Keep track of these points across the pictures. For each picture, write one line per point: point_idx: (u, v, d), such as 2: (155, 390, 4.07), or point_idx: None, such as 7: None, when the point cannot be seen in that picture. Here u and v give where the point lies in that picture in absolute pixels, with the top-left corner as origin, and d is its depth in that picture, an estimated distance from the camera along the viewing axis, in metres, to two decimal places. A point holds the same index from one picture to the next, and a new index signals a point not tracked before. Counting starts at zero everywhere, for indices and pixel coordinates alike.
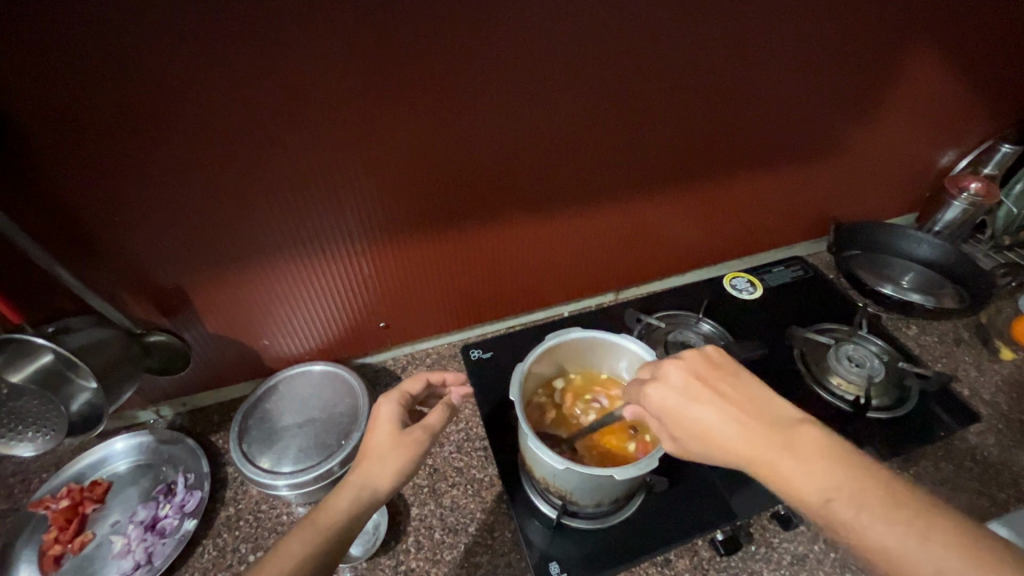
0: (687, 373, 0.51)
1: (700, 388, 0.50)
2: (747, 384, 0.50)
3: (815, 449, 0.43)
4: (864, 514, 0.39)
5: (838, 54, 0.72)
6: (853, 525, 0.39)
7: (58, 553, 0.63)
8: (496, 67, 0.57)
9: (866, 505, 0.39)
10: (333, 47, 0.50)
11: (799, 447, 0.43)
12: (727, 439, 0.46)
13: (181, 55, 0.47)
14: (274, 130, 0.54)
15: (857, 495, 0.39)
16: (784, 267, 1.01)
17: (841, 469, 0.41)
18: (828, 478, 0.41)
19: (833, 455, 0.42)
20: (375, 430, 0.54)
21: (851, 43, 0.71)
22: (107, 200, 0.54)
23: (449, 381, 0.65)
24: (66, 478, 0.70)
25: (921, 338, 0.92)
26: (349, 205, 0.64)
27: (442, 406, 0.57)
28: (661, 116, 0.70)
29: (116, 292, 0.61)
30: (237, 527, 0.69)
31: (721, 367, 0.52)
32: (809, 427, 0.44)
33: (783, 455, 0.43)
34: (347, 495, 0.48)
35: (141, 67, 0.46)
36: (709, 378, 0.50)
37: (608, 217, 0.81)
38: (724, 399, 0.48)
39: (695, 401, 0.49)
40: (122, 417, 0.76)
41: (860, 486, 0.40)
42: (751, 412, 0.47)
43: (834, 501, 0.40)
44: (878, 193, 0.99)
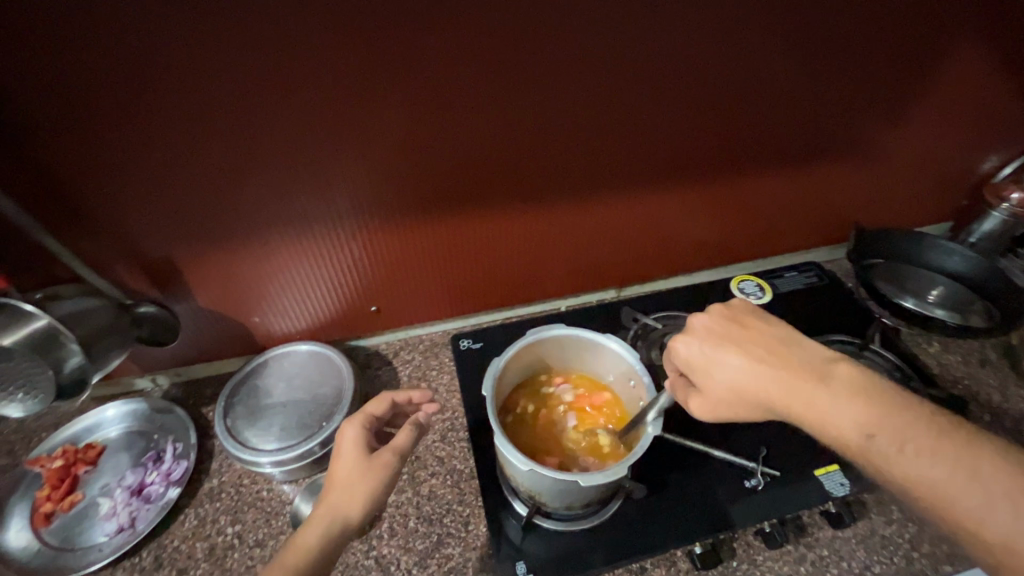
0: (714, 323, 0.53)
1: (727, 337, 0.52)
2: (775, 329, 0.52)
3: (850, 387, 0.46)
4: (909, 449, 0.43)
5: (866, 50, 0.66)
6: (896, 459, 0.43)
7: (48, 510, 0.66)
8: (491, 53, 0.54)
9: (910, 441, 0.43)
10: (315, 28, 0.49)
11: (835, 385, 0.46)
12: (760, 382, 0.48)
13: (157, 31, 0.46)
14: (257, 111, 0.53)
15: (899, 431, 0.43)
16: (798, 273, 0.97)
17: (877, 404, 0.45)
18: (869, 415, 0.44)
19: (868, 391, 0.45)
20: (340, 458, 0.52)
21: (882, 38, 0.66)
22: (92, 176, 0.54)
23: (415, 400, 0.61)
24: (62, 439, 0.72)
25: (942, 357, 0.86)
26: (337, 190, 0.63)
27: (409, 426, 0.55)
28: (669, 111, 0.66)
29: (108, 264, 0.63)
30: (219, 499, 0.70)
31: (748, 317, 0.54)
32: (841, 366, 0.48)
33: (819, 393, 0.46)
34: (317, 528, 0.47)
35: (118, 43, 0.45)
36: (732, 328, 0.53)
37: (611, 212, 0.78)
38: (749, 347, 0.50)
39: (725, 348, 0.51)
40: (120, 383, 0.78)
41: (900, 422, 0.44)
42: (783, 355, 0.49)
43: (877, 437, 0.44)
44: (908, 199, 0.93)
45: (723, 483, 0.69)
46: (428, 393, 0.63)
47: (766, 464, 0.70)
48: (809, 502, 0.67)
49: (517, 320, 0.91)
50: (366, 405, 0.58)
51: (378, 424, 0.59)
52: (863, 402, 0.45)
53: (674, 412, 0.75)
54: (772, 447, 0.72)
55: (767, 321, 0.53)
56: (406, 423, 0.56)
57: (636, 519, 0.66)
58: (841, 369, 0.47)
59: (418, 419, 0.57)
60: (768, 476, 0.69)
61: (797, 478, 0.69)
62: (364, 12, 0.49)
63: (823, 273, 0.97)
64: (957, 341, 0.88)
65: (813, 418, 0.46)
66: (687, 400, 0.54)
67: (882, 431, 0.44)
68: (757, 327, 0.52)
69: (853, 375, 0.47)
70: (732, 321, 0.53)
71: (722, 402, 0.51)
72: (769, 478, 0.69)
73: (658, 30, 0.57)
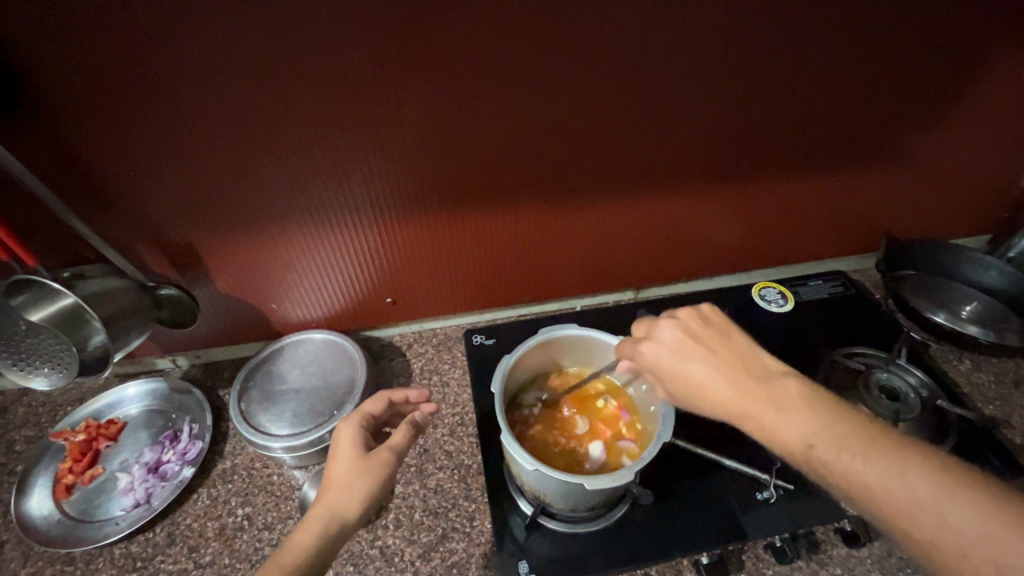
0: (680, 331, 0.52)
1: (689, 346, 0.50)
2: (736, 341, 0.51)
3: (797, 399, 0.44)
4: (847, 455, 0.40)
5: (903, 52, 0.63)
6: (837, 467, 0.40)
7: (70, 483, 0.68)
8: (511, 47, 0.54)
9: (848, 450, 0.40)
10: (335, 20, 0.48)
11: (782, 400, 0.44)
12: (715, 394, 0.47)
13: (176, 18, 0.46)
14: (277, 101, 0.53)
15: (839, 439, 0.41)
16: (823, 282, 0.94)
17: (819, 414, 0.43)
18: (810, 426, 0.42)
19: (812, 404, 0.44)
20: (338, 456, 0.53)
21: (921, 40, 0.62)
22: (118, 161, 0.56)
23: (411, 399, 0.62)
24: (85, 414, 0.75)
25: (973, 375, 0.83)
26: (355, 181, 0.63)
27: (407, 425, 0.56)
28: (693, 111, 0.64)
29: (132, 246, 0.64)
30: (231, 481, 0.72)
31: (715, 325, 0.52)
32: (792, 381, 0.46)
33: (765, 408, 0.45)
34: (313, 528, 0.47)
35: (143, 32, 0.46)
36: (700, 335, 0.51)
37: (631, 213, 0.77)
38: (711, 356, 0.49)
39: (690, 356, 0.50)
40: (141, 362, 0.80)
41: (842, 431, 0.41)
42: (740, 366, 0.48)
43: (816, 446, 0.41)
44: (945, 208, 0.89)
45: (733, 493, 0.67)
46: (425, 393, 0.63)
47: (780, 476, 0.68)
48: (822, 518, 0.65)
49: (531, 318, 0.90)
50: (362, 403, 0.59)
51: (374, 424, 0.59)
52: (804, 415, 0.43)
53: (687, 419, 0.73)
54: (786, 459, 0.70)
55: (730, 333, 0.51)
56: (403, 422, 0.57)
57: (643, 526, 0.65)
58: (792, 384, 0.46)
59: (415, 417, 0.58)
60: (781, 489, 0.67)
61: (811, 493, 0.67)
62: (377, 2, 0.48)
63: (850, 283, 0.94)
64: (990, 359, 0.84)
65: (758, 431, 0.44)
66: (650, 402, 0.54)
67: (821, 439, 0.41)
68: (720, 337, 0.51)
69: (802, 389, 0.45)
70: (697, 330, 0.52)
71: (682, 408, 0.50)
72: (782, 491, 0.67)
73: (680, 27, 0.55)
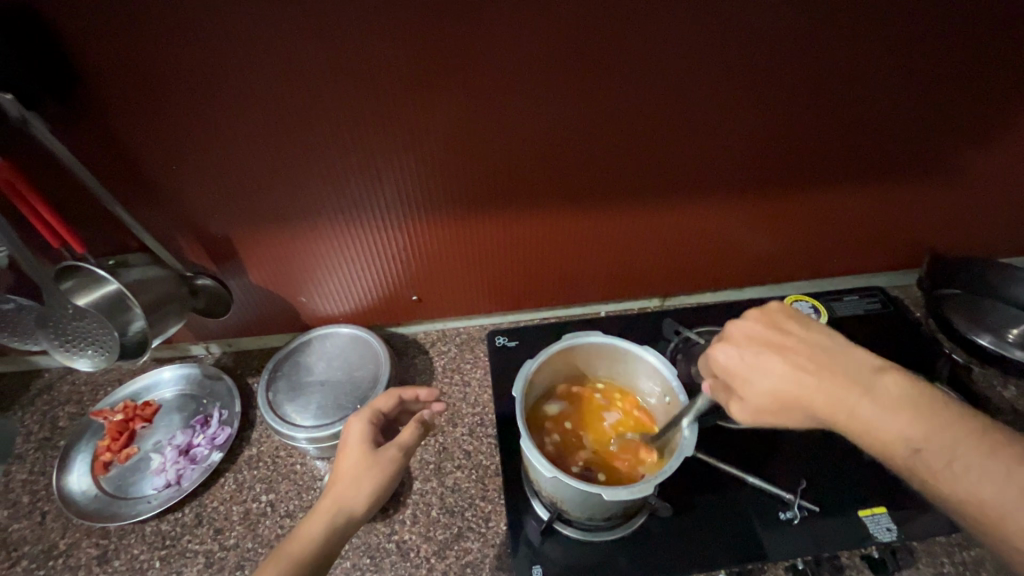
0: (752, 331, 0.50)
1: (768, 342, 0.49)
2: (818, 331, 0.49)
3: (899, 395, 0.44)
4: (957, 463, 0.41)
5: (949, 62, 0.60)
6: (944, 476, 0.41)
7: (107, 460, 0.71)
8: (545, 54, 0.54)
9: (960, 456, 0.41)
10: (372, 27, 0.49)
11: (881, 396, 0.44)
12: (804, 391, 0.46)
13: (211, 19, 0.47)
14: (313, 103, 0.55)
15: (949, 445, 0.41)
16: (859, 297, 0.91)
17: (924, 413, 0.43)
18: (916, 428, 0.42)
19: (915, 402, 0.43)
20: (346, 453, 0.54)
21: (969, 49, 0.59)
22: (161, 157, 0.58)
23: (422, 398, 0.62)
24: (123, 395, 0.78)
25: (1019, 403, 0.79)
26: (386, 182, 0.64)
27: (416, 424, 0.56)
28: (727, 122, 0.63)
29: (172, 237, 0.67)
30: (257, 468, 0.74)
31: (789, 321, 0.50)
32: (890, 375, 0.45)
33: (864, 402, 0.44)
34: (321, 521, 0.48)
35: (190, 36, 0.48)
36: (775, 332, 0.50)
37: (659, 220, 0.76)
38: (792, 353, 0.48)
39: (767, 355, 0.48)
40: (176, 348, 0.84)
41: (952, 434, 0.42)
42: (827, 361, 0.46)
43: (925, 452, 0.42)
44: (995, 226, 0.85)
45: (754, 511, 0.66)
46: (435, 391, 0.63)
47: (804, 497, 0.67)
48: (848, 542, 0.63)
49: (555, 322, 0.90)
50: (373, 399, 0.59)
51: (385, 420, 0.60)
52: (908, 416, 0.43)
53: (709, 432, 0.72)
54: (812, 479, 0.68)
55: (810, 325, 0.50)
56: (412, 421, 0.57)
57: (660, 538, 0.64)
58: (891, 376, 0.45)
59: (423, 416, 0.58)
60: (805, 510, 0.65)
61: (838, 516, 0.65)
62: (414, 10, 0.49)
63: (888, 300, 0.90)
64: None
65: (858, 430, 0.44)
66: (729, 409, 0.50)
67: (928, 444, 0.42)
68: (798, 331, 0.49)
69: (902, 383, 0.44)
70: (773, 325, 0.50)
71: (767, 412, 0.48)
72: (806, 512, 0.65)
73: (711, 32, 0.54)
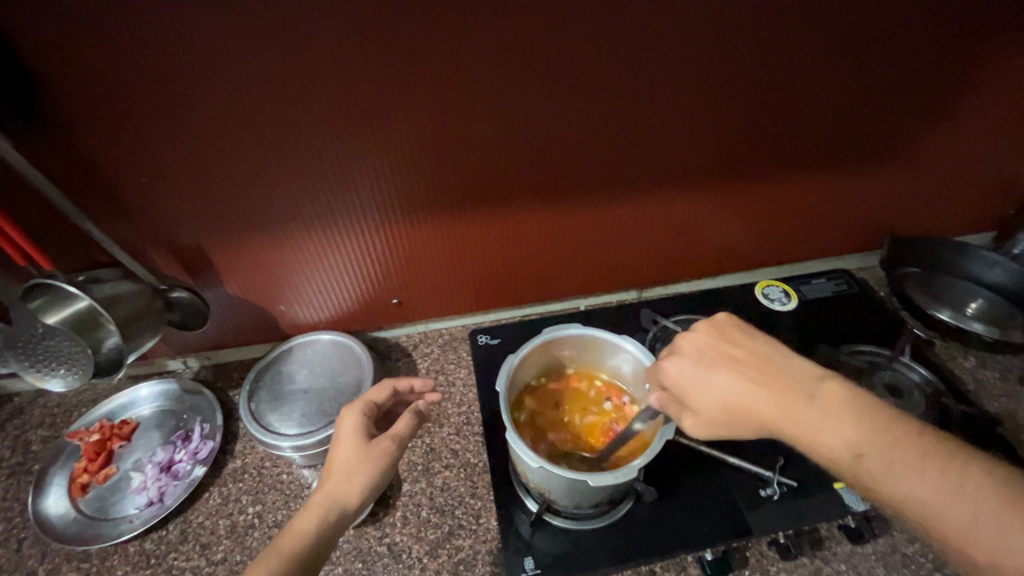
0: (703, 343, 0.50)
1: (713, 350, 0.49)
2: (765, 343, 0.49)
3: (839, 401, 0.43)
4: (896, 466, 0.39)
5: (892, 52, 0.63)
6: (886, 478, 0.39)
7: (85, 481, 0.70)
8: (510, 55, 0.55)
9: (899, 459, 0.39)
10: (337, 34, 0.50)
11: (824, 403, 0.43)
12: (747, 398, 0.45)
13: (175, 30, 0.47)
14: (282, 111, 0.55)
15: (887, 448, 0.40)
16: (826, 279, 0.94)
17: (864, 417, 0.42)
18: (858, 432, 0.41)
19: (855, 406, 0.42)
20: (340, 445, 0.54)
21: (909, 40, 0.63)
22: (129, 171, 0.57)
23: (417, 388, 0.65)
24: (100, 414, 0.77)
25: (979, 372, 0.83)
26: (361, 186, 0.64)
27: (410, 415, 0.57)
28: (690, 116, 0.65)
29: (145, 251, 0.66)
30: (242, 480, 0.73)
31: (738, 333, 0.50)
32: (832, 382, 0.44)
33: (810, 412, 0.43)
34: (314, 514, 0.48)
35: (158, 52, 0.48)
36: (724, 344, 0.49)
37: (632, 213, 0.77)
38: (739, 365, 0.47)
39: (718, 367, 0.48)
40: (152, 364, 0.82)
41: (891, 439, 0.40)
42: (773, 372, 0.46)
43: (865, 456, 0.40)
44: (947, 207, 0.89)
45: (736, 491, 0.68)
46: (430, 382, 0.65)
47: (783, 474, 0.69)
48: (827, 515, 0.65)
49: (536, 318, 0.91)
50: (366, 392, 0.60)
51: (378, 412, 0.60)
52: (851, 419, 0.42)
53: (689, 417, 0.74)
54: (790, 456, 0.71)
55: (757, 335, 0.50)
56: (407, 411, 0.59)
57: (647, 522, 0.65)
58: (833, 385, 0.44)
59: (417, 407, 0.59)
60: (785, 486, 0.67)
61: (816, 490, 0.67)
62: (379, 17, 0.50)
63: (854, 281, 0.94)
64: (995, 356, 0.85)
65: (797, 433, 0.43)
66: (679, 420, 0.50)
67: (869, 448, 0.40)
68: (745, 342, 0.49)
69: (843, 390, 0.44)
70: (722, 334, 0.50)
71: (716, 425, 0.47)
72: (785, 488, 0.67)
73: (669, 29, 0.56)
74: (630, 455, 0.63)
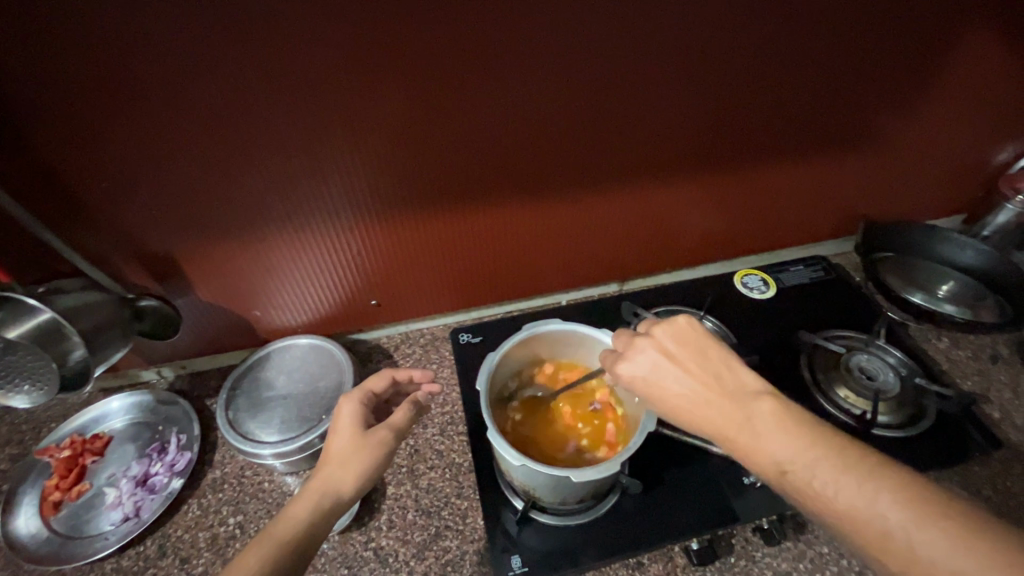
0: (658, 351, 0.52)
1: (666, 363, 0.50)
2: (716, 355, 0.50)
3: (771, 419, 0.43)
4: (819, 481, 0.38)
5: (857, 40, 0.64)
6: (807, 491, 0.39)
7: (57, 499, 0.67)
8: (479, 49, 0.54)
9: (821, 475, 0.38)
10: (300, 30, 0.49)
11: (757, 420, 0.43)
12: (691, 412, 0.47)
13: (125, 29, 0.45)
14: (247, 112, 0.53)
15: (810, 463, 0.39)
16: (803, 267, 0.96)
17: (792, 434, 0.41)
18: (783, 448, 0.41)
19: (785, 423, 0.42)
20: (337, 434, 0.53)
21: (875, 28, 0.63)
22: (89, 177, 0.55)
23: (416, 379, 0.65)
24: (70, 430, 0.74)
25: (952, 352, 0.85)
26: (332, 187, 0.63)
27: (408, 405, 0.57)
28: (663, 107, 0.65)
29: (110, 259, 0.64)
30: (221, 490, 0.71)
31: (693, 342, 0.51)
32: (768, 399, 0.44)
33: (741, 429, 0.43)
34: (307, 502, 0.46)
35: (112, 53, 0.46)
36: (676, 352, 0.51)
37: (610, 206, 0.77)
38: (687, 376, 0.49)
39: (668, 377, 0.50)
40: (125, 376, 0.80)
41: (817, 455, 0.39)
42: (716, 387, 0.47)
43: (790, 472, 0.40)
44: (918, 191, 0.91)
45: (720, 479, 0.68)
46: (429, 374, 0.66)
47: None
48: None
49: (518, 314, 0.91)
50: (365, 381, 0.60)
51: (376, 402, 0.61)
52: (781, 435, 0.41)
53: None
54: None
55: (711, 345, 0.50)
56: (405, 403, 0.59)
57: (633, 514, 0.66)
58: (767, 403, 0.44)
59: (417, 398, 0.60)
60: None
61: None
62: (343, 12, 0.48)
63: (830, 267, 0.95)
64: (967, 336, 0.87)
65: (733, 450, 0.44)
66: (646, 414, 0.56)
67: (794, 464, 0.40)
68: (697, 352, 0.50)
69: (777, 407, 0.43)
70: (676, 343, 0.51)
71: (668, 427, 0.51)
72: None
73: (637, 18, 0.55)
74: (578, 465, 0.64)
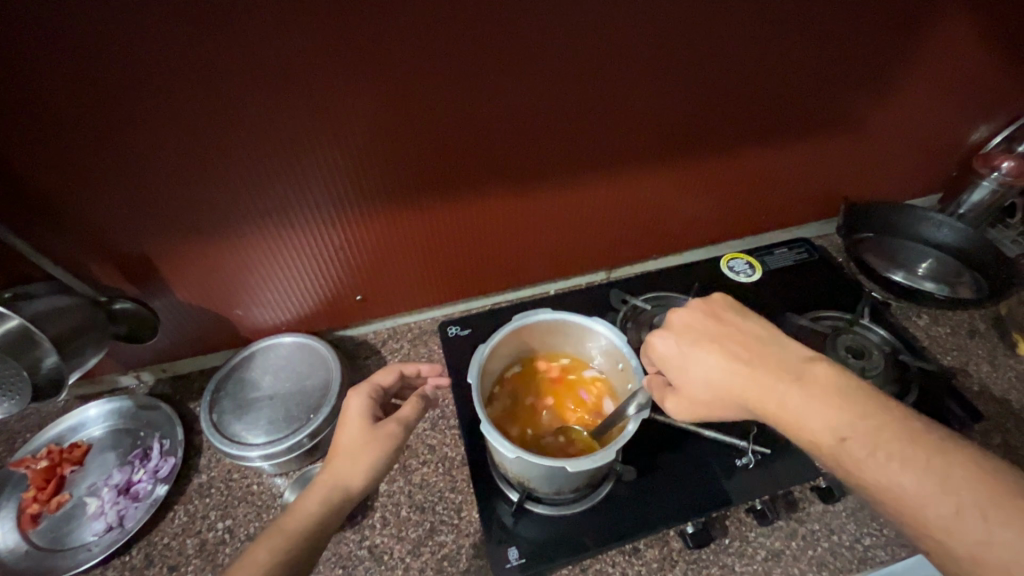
0: (693, 323, 0.52)
1: (703, 334, 0.51)
2: (756, 327, 0.51)
3: (827, 385, 0.44)
4: (881, 452, 0.39)
5: (838, 24, 0.64)
6: (867, 463, 0.39)
7: (35, 512, 0.65)
8: (461, 35, 0.52)
9: (883, 444, 0.40)
10: (273, 18, 0.46)
11: (811, 385, 0.44)
12: (732, 379, 0.47)
13: (86, 20, 0.43)
14: (220, 105, 0.51)
15: (872, 433, 0.40)
16: (787, 250, 0.96)
17: (851, 403, 0.42)
18: (841, 416, 0.42)
19: (841, 391, 0.43)
20: (346, 427, 0.53)
21: (855, 11, 0.64)
22: (52, 177, 0.52)
23: (424, 373, 0.63)
24: (47, 439, 0.72)
25: (932, 329, 0.87)
26: (313, 181, 0.61)
27: (416, 398, 0.56)
28: (647, 93, 0.64)
29: (81, 262, 0.61)
30: (208, 495, 0.70)
31: (727, 317, 0.52)
32: (821, 365, 0.45)
33: (794, 395, 0.44)
34: (317, 495, 0.47)
35: (72, 47, 0.44)
36: (715, 323, 0.52)
37: (595, 193, 0.77)
38: (728, 345, 0.49)
39: (704, 346, 0.50)
40: (102, 382, 0.77)
41: (876, 425, 0.40)
42: (762, 354, 0.48)
43: (849, 440, 0.41)
44: (897, 172, 0.92)
45: (712, 461, 0.69)
46: (438, 367, 0.64)
47: (756, 442, 0.70)
48: (799, 477, 0.67)
49: (506, 305, 0.90)
50: (375, 375, 0.59)
51: (386, 397, 0.59)
52: (837, 405, 0.42)
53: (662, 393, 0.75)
54: (762, 424, 0.72)
55: (749, 320, 0.51)
56: (413, 397, 0.57)
57: (628, 501, 0.66)
58: (822, 368, 0.45)
59: (424, 393, 0.58)
60: (759, 454, 0.69)
61: (787, 455, 0.69)
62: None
63: (813, 249, 0.96)
64: (947, 313, 0.89)
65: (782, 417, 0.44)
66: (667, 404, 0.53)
67: (854, 432, 0.41)
68: (735, 324, 0.51)
69: (833, 374, 0.44)
70: (712, 318, 0.52)
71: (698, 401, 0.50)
72: (759, 456, 0.69)
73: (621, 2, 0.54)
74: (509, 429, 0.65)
